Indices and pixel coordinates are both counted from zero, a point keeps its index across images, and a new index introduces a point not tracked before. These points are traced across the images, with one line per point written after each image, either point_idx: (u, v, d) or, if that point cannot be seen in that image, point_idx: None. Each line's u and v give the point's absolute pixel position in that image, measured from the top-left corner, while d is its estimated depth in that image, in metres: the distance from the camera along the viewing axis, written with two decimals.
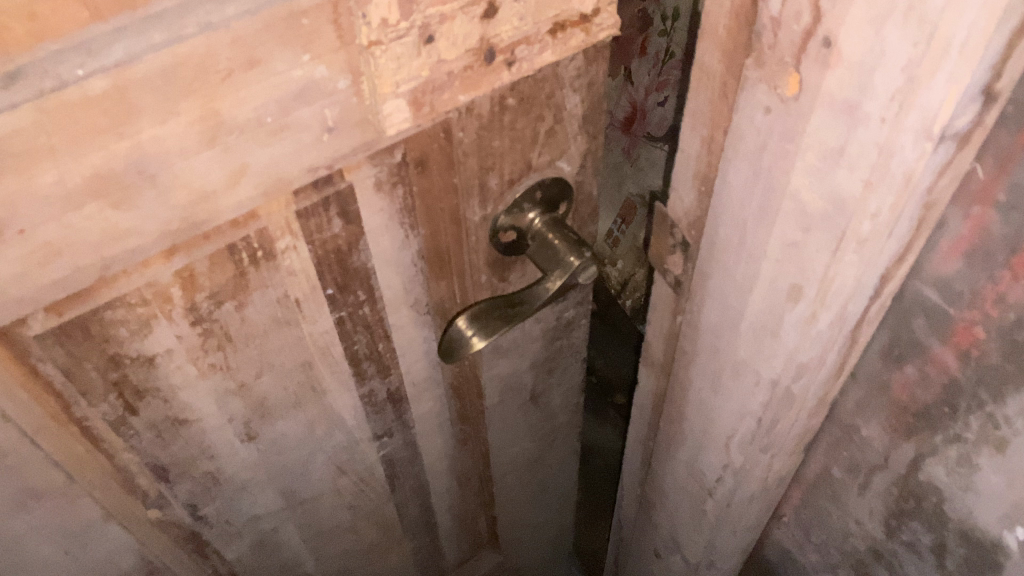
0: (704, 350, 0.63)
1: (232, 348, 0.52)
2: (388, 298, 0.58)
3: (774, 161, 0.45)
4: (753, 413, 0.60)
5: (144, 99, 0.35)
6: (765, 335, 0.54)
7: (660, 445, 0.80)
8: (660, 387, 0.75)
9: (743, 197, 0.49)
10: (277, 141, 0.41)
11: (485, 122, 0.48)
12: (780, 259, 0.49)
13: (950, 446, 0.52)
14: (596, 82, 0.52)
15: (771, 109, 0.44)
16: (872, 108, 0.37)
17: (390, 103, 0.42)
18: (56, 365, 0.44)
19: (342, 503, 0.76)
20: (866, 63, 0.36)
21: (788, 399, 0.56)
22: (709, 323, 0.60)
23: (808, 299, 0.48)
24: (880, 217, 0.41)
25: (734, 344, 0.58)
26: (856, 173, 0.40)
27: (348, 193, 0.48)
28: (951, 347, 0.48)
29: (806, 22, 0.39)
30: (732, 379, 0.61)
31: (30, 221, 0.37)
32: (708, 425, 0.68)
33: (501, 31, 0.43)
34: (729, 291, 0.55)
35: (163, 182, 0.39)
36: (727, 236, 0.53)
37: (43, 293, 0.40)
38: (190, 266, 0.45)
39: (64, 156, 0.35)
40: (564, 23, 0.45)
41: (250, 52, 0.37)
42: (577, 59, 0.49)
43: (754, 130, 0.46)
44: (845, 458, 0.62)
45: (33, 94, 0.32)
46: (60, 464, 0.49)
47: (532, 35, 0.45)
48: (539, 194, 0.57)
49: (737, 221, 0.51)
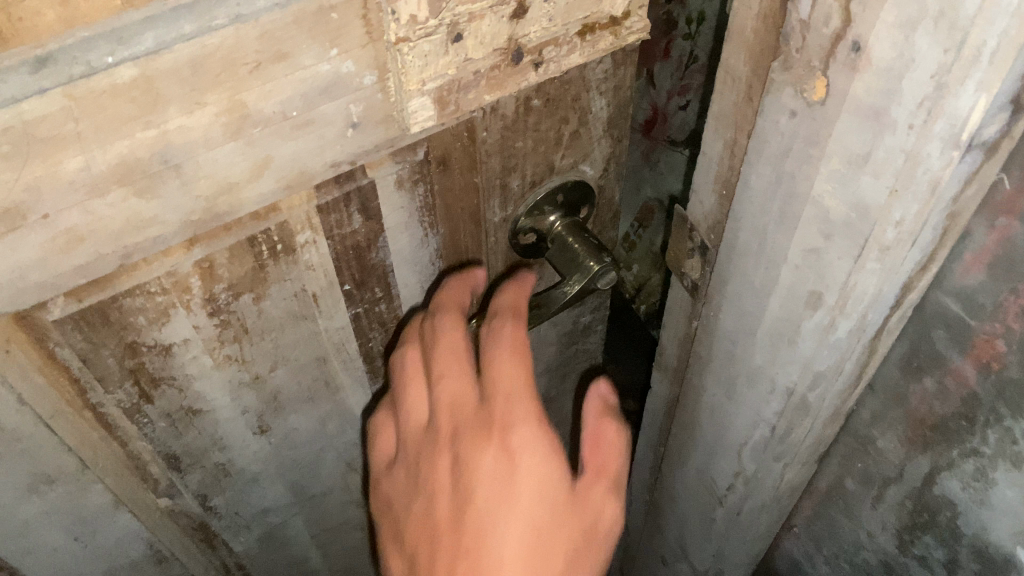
0: (718, 356, 0.63)
1: (247, 341, 0.52)
2: (405, 295, 0.58)
3: (797, 166, 0.45)
4: (767, 420, 0.60)
5: (172, 88, 0.35)
6: (781, 342, 0.54)
7: (670, 453, 0.80)
8: (672, 393, 0.75)
9: (764, 203, 0.49)
10: (302, 135, 0.41)
11: (509, 123, 0.48)
12: (800, 265, 0.48)
13: (966, 460, 0.51)
14: (622, 85, 0.52)
15: (795, 113, 0.43)
16: (899, 115, 0.37)
17: (416, 100, 0.42)
18: (73, 351, 0.45)
19: (351, 500, 0.76)
20: (895, 69, 0.36)
21: (802, 408, 0.56)
22: (725, 329, 0.60)
23: (827, 307, 0.48)
24: (904, 224, 0.40)
25: (750, 352, 0.58)
26: (880, 180, 0.40)
27: (370, 189, 0.48)
28: (970, 359, 0.47)
29: (835, 26, 0.38)
30: (746, 386, 0.60)
31: (54, 206, 0.37)
32: (720, 432, 0.68)
33: (530, 32, 0.43)
34: (747, 297, 0.55)
35: (187, 173, 0.39)
36: (746, 242, 0.53)
37: (64, 278, 0.40)
38: (210, 257, 0.45)
39: (90, 143, 0.35)
40: (593, 25, 0.45)
41: (279, 45, 0.37)
42: (604, 62, 0.49)
43: (777, 134, 0.45)
44: (858, 470, 0.61)
45: (63, 80, 0.33)
46: (74, 450, 0.50)
47: (561, 36, 0.44)
48: (561, 198, 0.57)
49: (758, 226, 0.51)
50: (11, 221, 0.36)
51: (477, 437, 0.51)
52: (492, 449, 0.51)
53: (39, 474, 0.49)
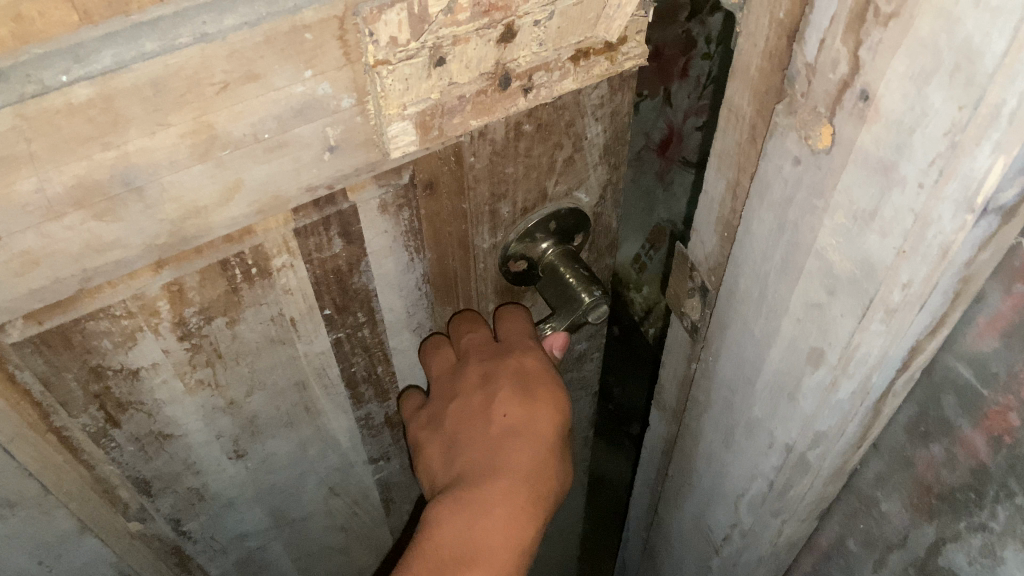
0: (717, 402, 0.60)
1: (221, 365, 0.50)
2: (389, 321, 0.55)
3: (801, 215, 0.42)
4: (765, 474, 0.57)
5: (133, 108, 0.33)
6: (781, 396, 0.51)
7: (667, 491, 0.77)
8: (670, 431, 0.72)
9: (766, 249, 0.47)
10: (274, 158, 0.39)
11: (498, 148, 0.46)
12: (802, 319, 0.46)
13: (973, 534, 0.48)
14: (620, 111, 0.49)
15: (800, 159, 0.41)
16: (909, 172, 0.34)
17: (396, 125, 0.40)
18: (35, 374, 0.43)
19: (334, 524, 0.74)
20: (905, 123, 0.33)
21: (801, 465, 0.53)
22: (724, 376, 0.58)
23: (829, 365, 0.45)
24: (913, 287, 0.37)
25: (749, 402, 0.56)
26: (887, 239, 0.37)
27: (352, 214, 0.45)
28: (982, 430, 0.45)
29: (843, 72, 0.36)
30: (745, 438, 0.58)
31: (7, 229, 0.35)
32: (717, 477, 0.65)
33: (519, 57, 0.40)
34: (746, 344, 0.52)
35: (151, 197, 0.37)
36: (746, 288, 0.50)
37: (20, 302, 0.38)
38: (179, 280, 0.43)
39: (45, 164, 0.33)
40: (587, 50, 0.43)
41: (249, 65, 0.34)
42: (600, 87, 0.46)
43: (782, 179, 0.43)
44: (860, 531, 0.58)
45: (14, 99, 0.31)
46: (36, 474, 0.48)
47: (552, 61, 0.42)
48: (554, 225, 0.54)
49: (758, 273, 0.48)
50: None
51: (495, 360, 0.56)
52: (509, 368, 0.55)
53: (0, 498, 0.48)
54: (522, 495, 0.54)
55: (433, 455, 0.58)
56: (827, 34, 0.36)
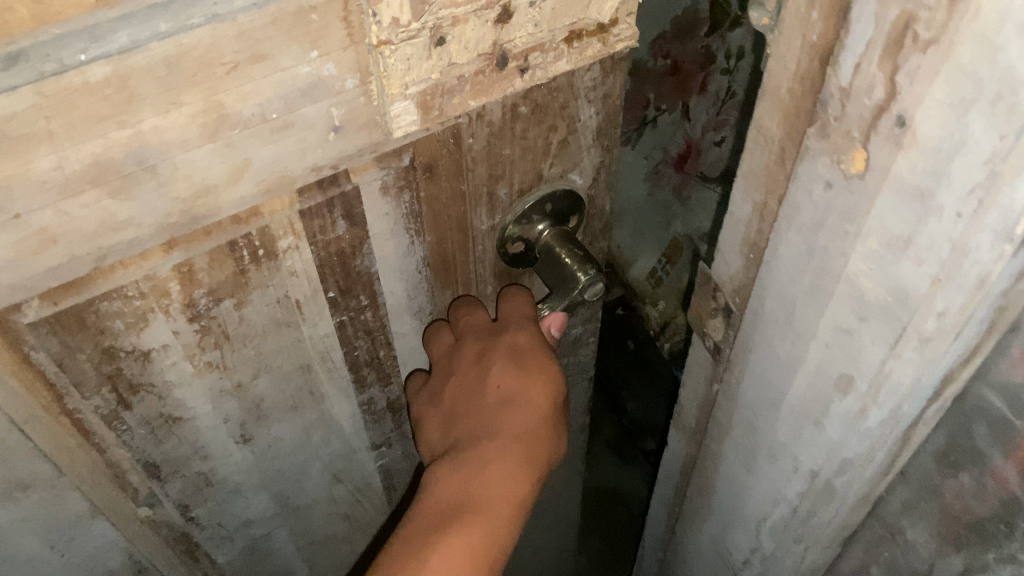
0: (741, 426, 0.66)
1: (229, 348, 0.52)
2: (391, 304, 0.56)
3: (830, 240, 0.45)
4: (788, 499, 0.63)
5: (146, 87, 0.35)
6: (806, 420, 0.56)
7: (686, 511, 0.85)
8: (691, 451, 0.79)
9: (794, 274, 0.50)
10: (282, 138, 0.40)
11: (495, 130, 0.47)
12: (829, 344, 0.49)
13: (1002, 564, 0.50)
14: (612, 93, 0.51)
15: (831, 184, 0.43)
16: (947, 200, 0.36)
17: (398, 104, 0.41)
18: (49, 354, 0.44)
19: (337, 512, 0.75)
20: (943, 150, 0.35)
21: (826, 491, 0.58)
22: (747, 400, 0.63)
23: (859, 392, 0.48)
24: (947, 316, 0.40)
25: (773, 425, 0.60)
26: (923, 267, 0.39)
27: (354, 195, 0.47)
28: (1012, 462, 0.46)
29: (878, 97, 0.37)
30: (769, 462, 0.63)
31: (26, 205, 0.36)
32: (740, 499, 0.71)
33: (515, 37, 0.42)
34: (771, 368, 0.57)
35: (162, 174, 0.39)
36: (772, 312, 0.54)
37: (36, 280, 0.40)
38: (189, 261, 0.45)
39: (62, 143, 0.35)
40: (580, 31, 0.44)
41: (256, 46, 0.36)
42: (592, 69, 0.48)
43: (811, 203, 0.45)
44: (884, 558, 0.61)
45: (34, 76, 0.32)
46: (49, 456, 0.49)
47: (547, 42, 0.44)
48: (549, 207, 0.56)
49: (785, 297, 0.51)
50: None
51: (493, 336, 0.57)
52: (505, 342, 0.57)
53: (13, 481, 0.49)
54: (517, 458, 0.54)
55: (432, 428, 0.59)
56: (863, 58, 0.37)
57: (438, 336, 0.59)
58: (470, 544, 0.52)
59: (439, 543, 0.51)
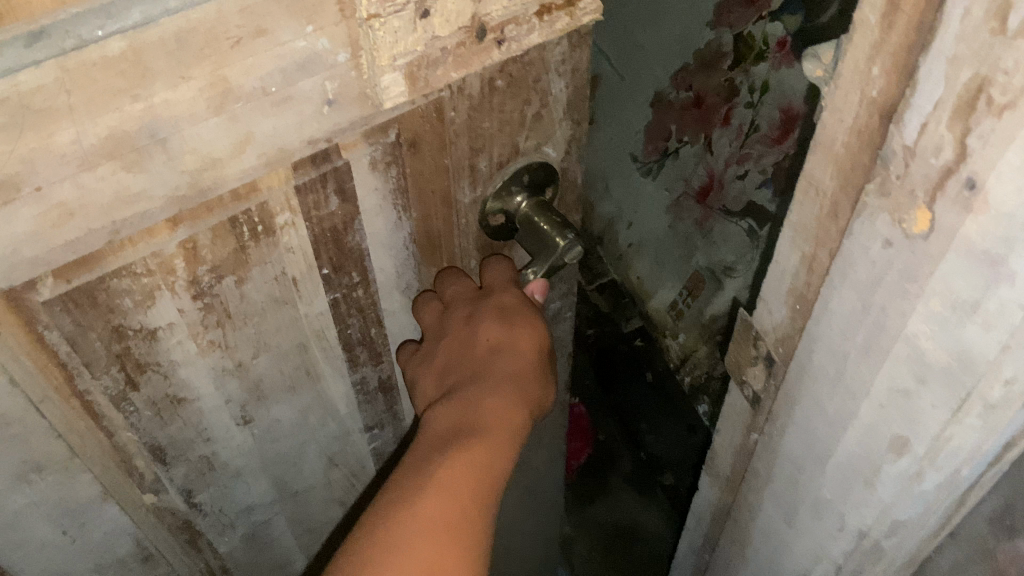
0: (783, 477, 0.73)
1: (230, 326, 0.56)
2: (381, 282, 0.60)
3: (888, 297, 0.49)
4: (834, 552, 0.72)
5: (158, 62, 0.38)
6: (857, 478, 0.62)
7: (720, 560, 0.97)
8: (725, 500, 0.89)
9: (846, 330, 0.55)
10: (281, 112, 0.44)
11: (475, 104, 0.51)
12: (885, 404, 0.55)
13: None
14: (579, 67, 0.55)
15: (890, 242, 0.47)
16: (1019, 266, 0.40)
17: (387, 75, 0.45)
18: (62, 334, 0.48)
19: (333, 498, 0.83)
20: (1019, 216, 0.38)
21: (873, 548, 0.67)
22: (791, 454, 0.70)
23: (914, 453, 0.55)
24: (1014, 382, 0.46)
25: (818, 482, 0.68)
26: (990, 332, 0.44)
27: (345, 170, 0.50)
28: None
29: (947, 157, 0.41)
30: (812, 515, 0.72)
31: (47, 179, 0.40)
32: (780, 550, 0.81)
33: (491, 10, 0.46)
34: (819, 422, 0.63)
35: (172, 147, 0.42)
36: (821, 365, 0.59)
37: (55, 253, 0.43)
38: (193, 238, 0.49)
39: (82, 117, 0.38)
40: (550, 5, 0.48)
41: (259, 21, 0.40)
42: (561, 44, 0.52)
43: (868, 260, 0.50)
44: None
45: (56, 52, 0.36)
46: (62, 436, 0.55)
47: (521, 15, 0.47)
48: (527, 178, 0.59)
49: (836, 352, 0.57)
50: (5, 195, 0.39)
51: (481, 299, 0.61)
52: (491, 304, 0.61)
53: (32, 461, 0.55)
54: (508, 400, 0.59)
55: (427, 384, 0.63)
56: (930, 118, 0.41)
57: (429, 306, 0.63)
58: (471, 464, 0.55)
59: (444, 465, 0.54)
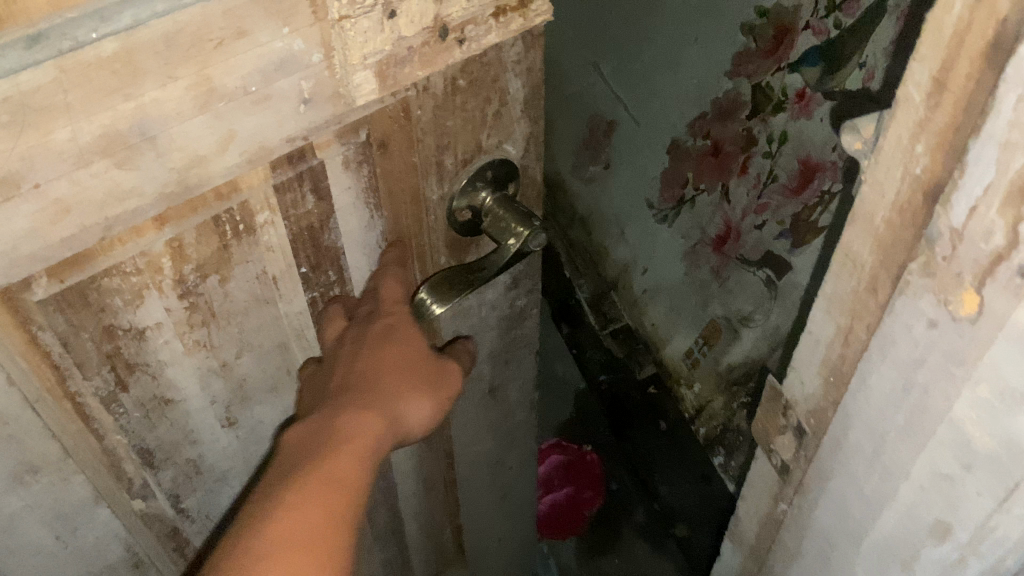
0: (812, 550, 0.74)
1: (214, 325, 0.59)
2: (356, 280, 0.65)
3: (931, 377, 0.51)
4: None
5: (149, 61, 0.41)
6: (892, 557, 0.63)
7: None
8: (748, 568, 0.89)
9: (889, 407, 0.55)
10: (261, 110, 0.47)
11: (440, 102, 0.55)
12: (926, 485, 0.55)
13: None
14: (534, 67, 0.59)
15: (935, 322, 0.48)
16: None
17: (359, 74, 0.48)
18: (55, 334, 0.51)
19: None
20: None
21: None
22: (821, 529, 0.71)
23: (958, 539, 0.55)
24: None
25: (850, 560, 0.69)
26: None
27: (320, 169, 0.54)
28: None
29: (998, 242, 0.42)
30: None
31: (45, 176, 0.42)
32: None
33: (451, 12, 0.50)
34: (853, 497, 0.64)
35: (161, 145, 0.45)
36: (859, 441, 0.60)
37: (51, 250, 0.46)
38: (178, 236, 0.52)
39: (78, 115, 0.41)
40: (504, 7, 0.52)
41: (240, 22, 0.43)
42: (516, 44, 0.56)
43: (910, 338, 0.51)
44: None
45: (54, 54, 0.39)
46: (57, 438, 0.57)
47: (478, 15, 0.51)
48: (490, 174, 0.63)
49: (877, 429, 0.58)
50: (7, 191, 0.41)
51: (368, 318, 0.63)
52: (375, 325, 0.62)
53: (27, 464, 0.57)
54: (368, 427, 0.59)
55: (312, 396, 0.64)
56: (981, 202, 0.42)
57: (332, 318, 0.64)
58: (308, 490, 0.54)
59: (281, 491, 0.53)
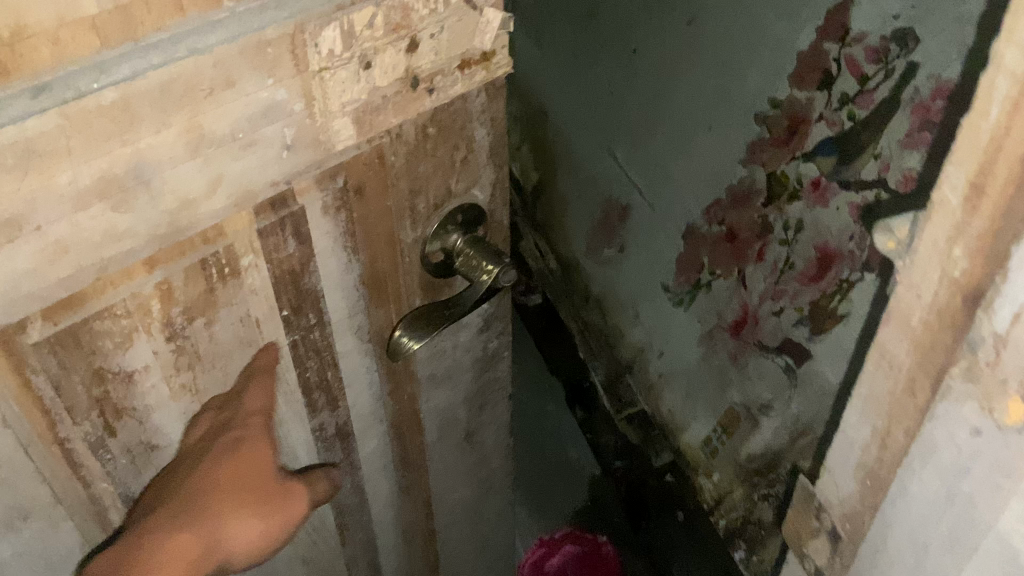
0: None
1: (199, 369, 0.61)
2: (335, 323, 0.67)
3: (977, 488, 0.46)
4: None
5: (144, 108, 0.44)
6: None
7: None
8: None
9: (926, 518, 0.52)
10: (248, 155, 0.51)
11: (411, 149, 0.59)
12: None
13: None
14: (497, 117, 0.64)
15: (980, 430, 0.45)
16: None
17: (337, 120, 0.53)
18: (48, 378, 0.52)
19: (297, 557, 0.87)
20: None
21: None
22: None
23: None
24: None
25: None
26: None
27: (301, 215, 0.57)
28: None
29: None
30: None
31: (47, 218, 0.44)
32: None
33: (421, 64, 0.55)
34: None
35: (155, 188, 0.48)
36: (897, 550, 0.56)
37: (48, 290, 0.48)
38: (167, 279, 0.54)
39: (79, 159, 0.43)
40: (468, 60, 0.58)
41: (228, 73, 0.46)
42: (480, 95, 0.61)
43: (954, 445, 0.47)
44: None
45: (59, 101, 0.41)
46: (47, 480, 0.59)
47: (445, 68, 0.57)
48: (460, 218, 0.68)
49: (918, 541, 0.53)
50: (9, 233, 0.44)
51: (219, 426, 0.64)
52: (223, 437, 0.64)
53: (16, 508, 0.58)
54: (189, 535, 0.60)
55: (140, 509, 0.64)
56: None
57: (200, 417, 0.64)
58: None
59: None
